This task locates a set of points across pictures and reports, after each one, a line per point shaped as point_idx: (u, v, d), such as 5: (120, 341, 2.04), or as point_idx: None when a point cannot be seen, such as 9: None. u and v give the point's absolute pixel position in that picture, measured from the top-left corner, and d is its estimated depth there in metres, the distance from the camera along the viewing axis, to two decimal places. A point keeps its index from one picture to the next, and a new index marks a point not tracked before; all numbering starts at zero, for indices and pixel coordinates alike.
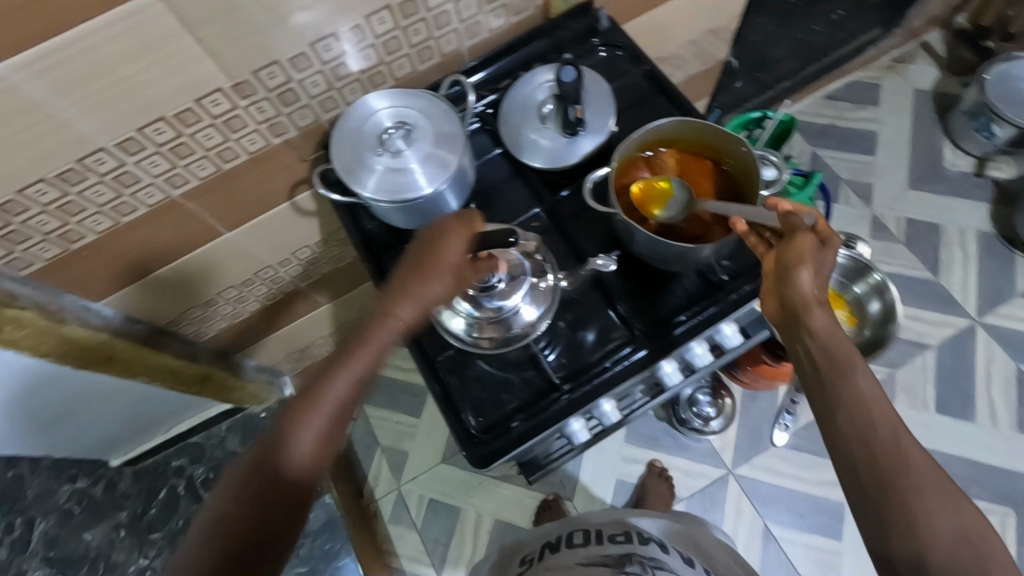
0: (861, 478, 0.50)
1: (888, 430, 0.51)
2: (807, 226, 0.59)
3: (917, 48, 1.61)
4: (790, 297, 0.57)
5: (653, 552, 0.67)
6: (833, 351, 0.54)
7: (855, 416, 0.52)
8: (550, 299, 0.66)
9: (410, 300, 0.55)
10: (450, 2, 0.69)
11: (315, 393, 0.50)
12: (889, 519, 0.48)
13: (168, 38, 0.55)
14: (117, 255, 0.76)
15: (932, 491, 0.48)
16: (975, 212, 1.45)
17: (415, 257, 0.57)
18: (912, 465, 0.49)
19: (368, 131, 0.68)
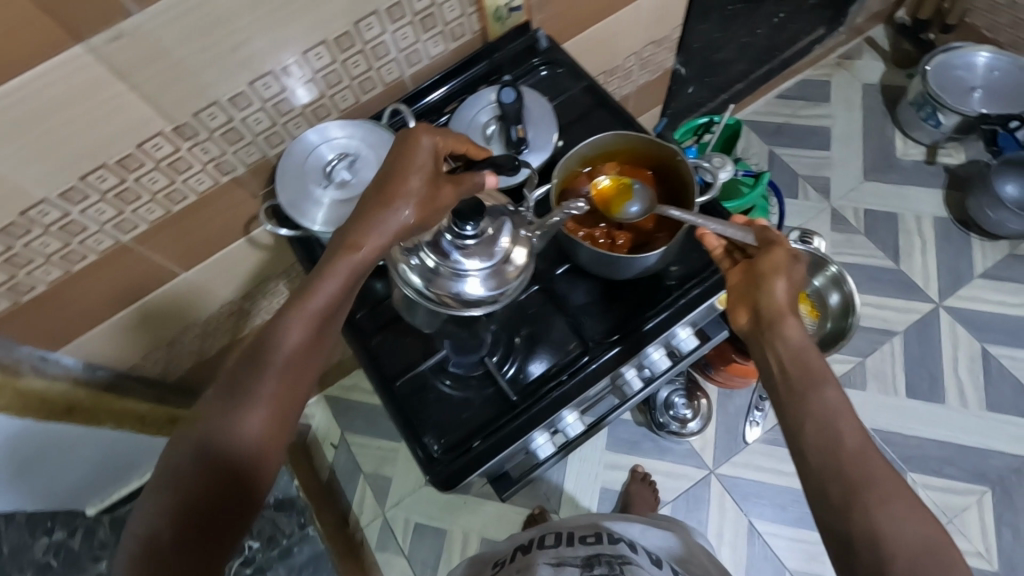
0: (825, 485, 0.46)
1: (854, 439, 0.47)
2: (779, 241, 0.60)
3: (862, 44, 1.66)
4: (765, 306, 0.56)
5: (622, 551, 0.67)
6: (804, 358, 0.52)
7: (818, 422, 0.49)
8: (504, 283, 0.63)
9: (375, 230, 0.56)
10: (386, 33, 0.70)
11: (263, 356, 0.51)
12: (851, 531, 0.44)
13: (100, 85, 0.56)
14: (73, 304, 0.76)
15: (900, 501, 0.44)
16: (929, 198, 1.49)
17: (387, 177, 0.58)
18: (879, 473, 0.45)
19: (311, 164, 0.70)
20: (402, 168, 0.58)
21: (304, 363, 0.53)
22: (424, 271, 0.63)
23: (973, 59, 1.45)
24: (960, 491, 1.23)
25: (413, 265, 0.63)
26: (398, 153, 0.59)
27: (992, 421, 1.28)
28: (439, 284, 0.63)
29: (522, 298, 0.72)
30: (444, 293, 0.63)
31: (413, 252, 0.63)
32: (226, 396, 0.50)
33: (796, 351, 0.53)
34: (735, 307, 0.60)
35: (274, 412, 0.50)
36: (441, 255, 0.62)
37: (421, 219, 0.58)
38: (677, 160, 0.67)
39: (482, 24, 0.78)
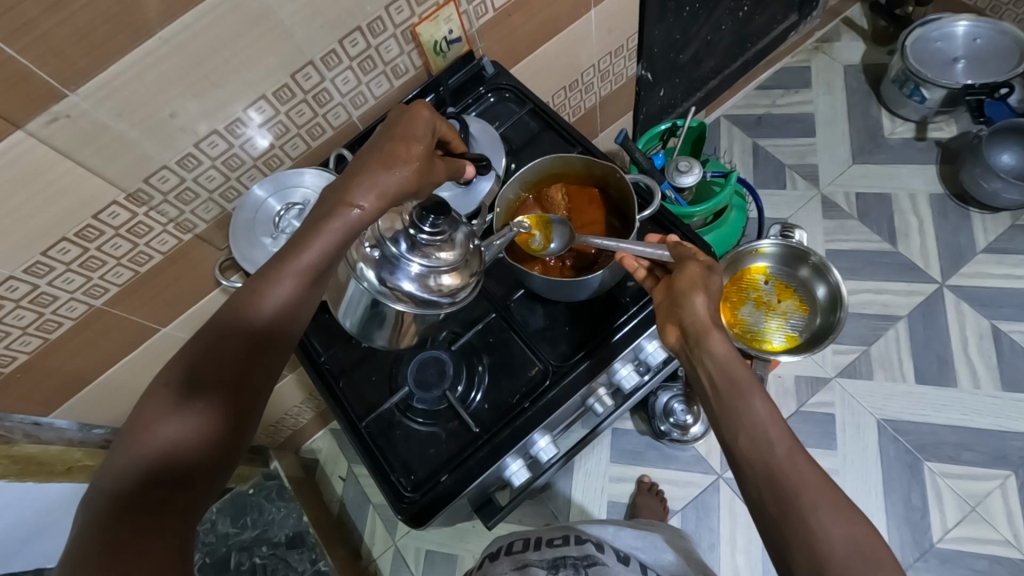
0: (763, 498, 0.47)
1: (784, 447, 0.48)
2: (693, 254, 0.61)
3: (840, 26, 1.63)
4: (688, 323, 0.57)
5: (588, 550, 0.67)
6: (730, 371, 0.54)
7: (748, 434, 0.50)
8: (436, 294, 0.56)
9: (372, 190, 0.52)
10: (325, 80, 0.72)
11: (249, 311, 0.51)
12: (788, 539, 0.44)
13: (47, 165, 0.58)
14: (56, 370, 0.78)
15: (829, 500, 0.45)
16: (923, 175, 1.45)
17: (388, 143, 0.55)
18: (807, 478, 0.46)
19: (263, 217, 0.75)
20: (406, 136, 0.57)
21: (289, 323, 0.52)
22: (373, 261, 0.55)
23: (952, 30, 1.41)
24: (980, 476, 1.18)
25: (367, 255, 0.55)
26: (396, 125, 0.57)
27: (1007, 400, 1.23)
28: (388, 278, 0.55)
29: (481, 327, 0.73)
30: (392, 289, 0.56)
31: (372, 245, 0.55)
32: (209, 350, 0.49)
33: (723, 363, 0.54)
34: (663, 325, 0.60)
35: (257, 370, 0.50)
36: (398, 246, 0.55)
37: (419, 186, 0.56)
38: (616, 176, 0.68)
39: (423, 59, 0.79)
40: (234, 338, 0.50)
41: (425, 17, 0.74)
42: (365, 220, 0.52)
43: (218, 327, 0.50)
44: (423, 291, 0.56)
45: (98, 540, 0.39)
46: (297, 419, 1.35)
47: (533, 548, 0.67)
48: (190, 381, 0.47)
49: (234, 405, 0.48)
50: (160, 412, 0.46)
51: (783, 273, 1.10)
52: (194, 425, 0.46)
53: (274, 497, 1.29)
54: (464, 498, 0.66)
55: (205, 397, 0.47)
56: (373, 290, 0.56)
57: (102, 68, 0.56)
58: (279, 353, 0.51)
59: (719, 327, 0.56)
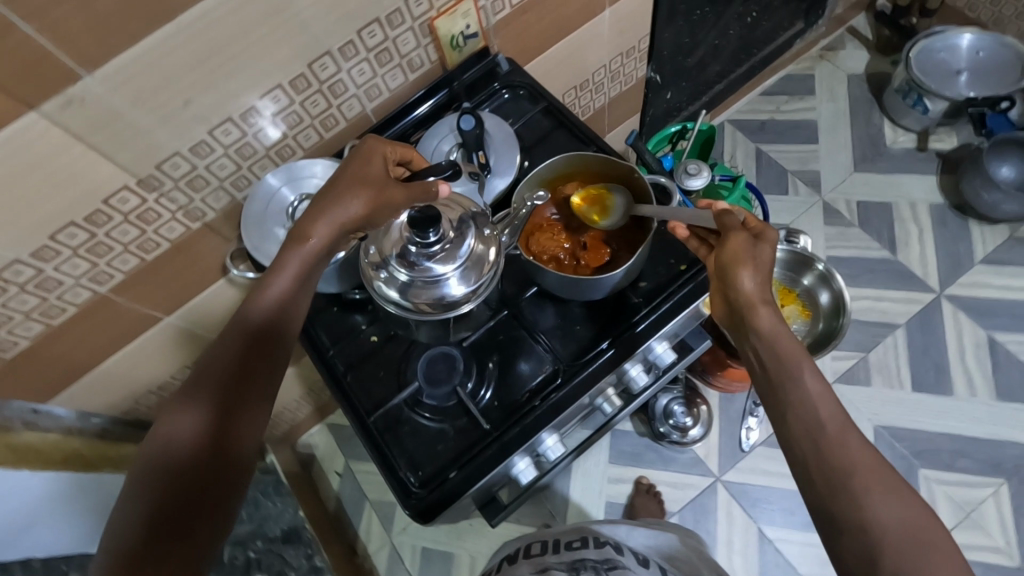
0: (814, 474, 0.52)
1: (832, 429, 0.52)
2: (739, 223, 0.61)
3: (844, 34, 1.65)
4: (735, 298, 0.58)
5: (607, 554, 0.66)
6: (777, 349, 0.56)
7: (800, 412, 0.53)
8: (472, 286, 0.64)
9: (324, 222, 0.61)
10: (341, 71, 0.72)
11: (235, 340, 0.56)
12: (839, 514, 0.49)
13: (60, 148, 0.57)
14: (57, 356, 0.77)
15: (876, 481, 0.49)
16: (924, 185, 1.46)
17: (346, 174, 0.62)
18: (858, 459, 0.51)
19: (275, 207, 0.74)
20: (363, 164, 0.63)
21: (275, 343, 0.58)
22: (399, 285, 0.64)
23: (956, 42, 1.43)
24: (974, 484, 1.20)
25: (386, 280, 0.64)
26: (354, 155, 0.63)
27: (1003, 409, 1.25)
28: (417, 293, 0.64)
29: (491, 324, 0.72)
30: (420, 302, 0.64)
31: (381, 266, 0.64)
32: (204, 381, 0.54)
33: (770, 342, 0.56)
34: (713, 301, 0.63)
35: (252, 388, 0.55)
36: (410, 267, 0.63)
37: (369, 215, 0.62)
38: (632, 176, 0.68)
39: (439, 53, 0.79)
40: (224, 365, 0.55)
41: (443, 11, 0.73)
42: (319, 248, 0.60)
43: (209, 358, 0.55)
44: (457, 291, 0.63)
45: (131, 564, 0.44)
46: (295, 413, 1.34)
47: (552, 553, 0.68)
48: (192, 410, 0.52)
49: (236, 422, 0.53)
50: (167, 442, 0.50)
51: (787, 278, 1.10)
52: (202, 448, 0.51)
53: (272, 493, 1.27)
54: (471, 495, 0.66)
55: (208, 421, 0.52)
56: (403, 307, 0.65)
57: (121, 50, 0.55)
58: (272, 369, 0.57)
59: (770, 305, 0.57)
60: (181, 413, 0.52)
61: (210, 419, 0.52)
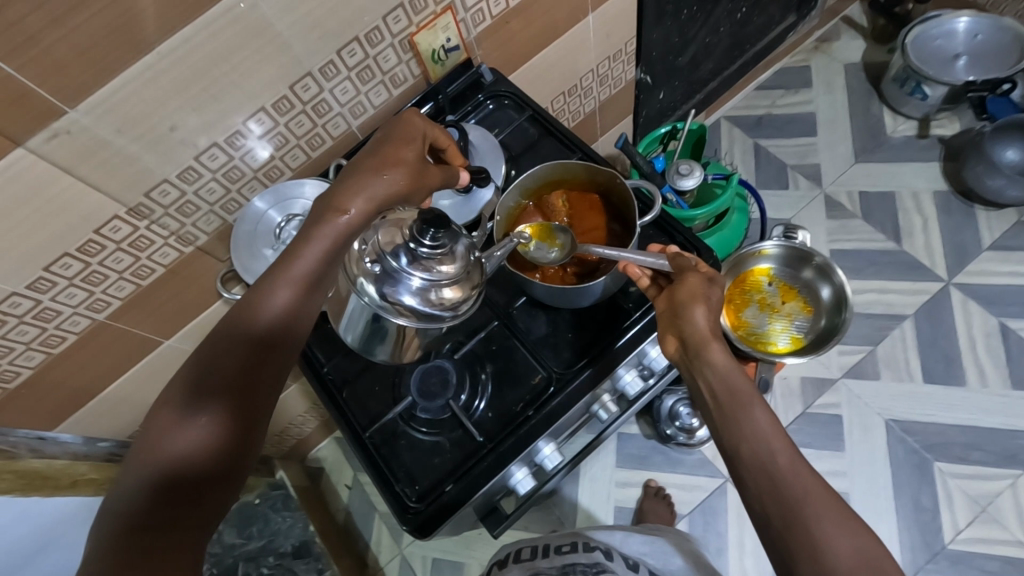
0: (768, 512, 0.47)
1: (784, 459, 0.49)
2: (693, 265, 0.61)
3: (839, 25, 1.63)
4: (688, 334, 0.57)
5: (596, 558, 0.65)
6: (731, 383, 0.54)
7: (750, 445, 0.50)
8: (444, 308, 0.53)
9: (362, 197, 0.57)
10: (324, 91, 0.72)
11: (248, 322, 0.51)
12: (795, 553, 0.44)
13: (47, 182, 0.59)
14: (61, 384, 0.78)
15: (833, 514, 0.45)
16: (927, 174, 1.44)
17: (384, 152, 0.60)
18: (811, 491, 0.47)
19: (264, 228, 0.75)
20: (394, 147, 0.61)
21: (290, 330, 0.52)
22: (378, 278, 0.52)
23: (952, 27, 1.41)
24: (991, 476, 1.17)
25: (368, 272, 0.52)
26: (386, 139, 0.61)
27: (1017, 398, 1.22)
28: (388, 292, 0.52)
29: (484, 334, 0.72)
30: (393, 304, 0.52)
31: (373, 259, 0.52)
32: (209, 365, 0.48)
33: (723, 374, 0.54)
34: (663, 336, 0.60)
35: (259, 378, 0.49)
36: (400, 262, 0.52)
37: (409, 190, 0.59)
38: (616, 181, 0.68)
39: (422, 68, 0.79)
40: (235, 349, 0.49)
41: (423, 26, 0.74)
42: (353, 224, 0.56)
43: (218, 340, 0.50)
44: (415, 305, 0.52)
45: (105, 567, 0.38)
46: (302, 428, 1.35)
47: (540, 559, 0.67)
48: (193, 400, 0.47)
49: (239, 423, 0.48)
50: (165, 429, 0.46)
51: (787, 275, 1.09)
52: (196, 449, 0.45)
53: (280, 508, 1.29)
54: (468, 508, 0.66)
55: (209, 414, 0.47)
56: (370, 302, 0.53)
57: (102, 82, 0.56)
58: (283, 363, 0.51)
59: (718, 339, 0.56)
60: (184, 398, 0.47)
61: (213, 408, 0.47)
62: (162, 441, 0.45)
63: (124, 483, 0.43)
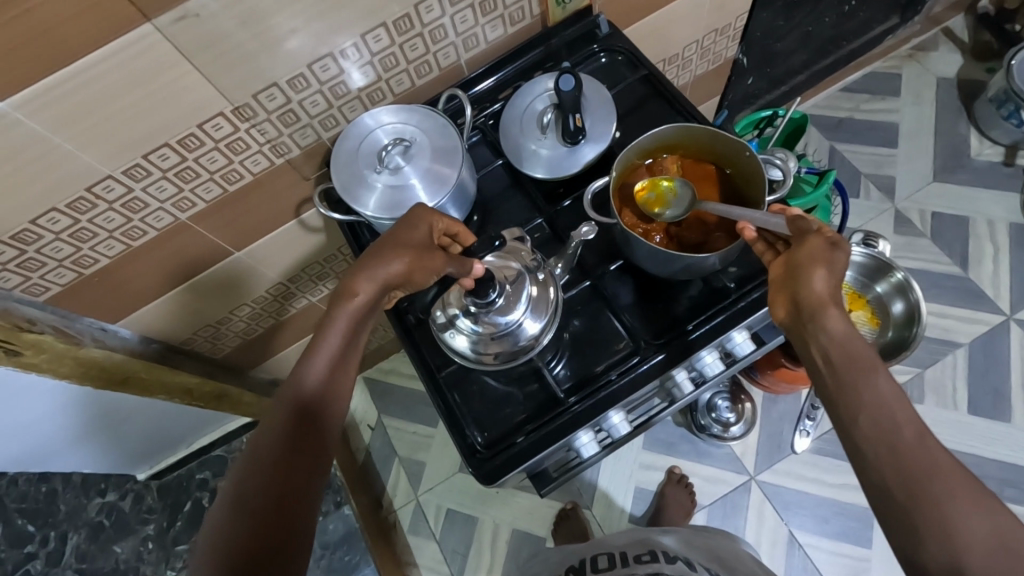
0: (890, 487, 0.47)
1: (910, 431, 0.48)
2: (816, 228, 0.58)
3: (939, 35, 1.55)
4: (804, 298, 0.56)
5: (679, 569, 0.68)
6: (850, 348, 0.53)
7: (873, 414, 0.50)
8: (551, 311, 0.64)
9: (367, 278, 0.59)
10: (445, 16, 0.69)
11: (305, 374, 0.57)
12: (921, 528, 0.45)
13: (166, 66, 0.56)
14: (133, 279, 0.78)
15: (963, 490, 0.46)
16: (1006, 204, 1.39)
17: (395, 235, 0.60)
18: (943, 465, 0.47)
19: (367, 148, 0.69)
20: (405, 230, 0.61)
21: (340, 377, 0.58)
22: (468, 338, 0.64)
23: None
24: (1021, 515, 1.16)
25: (455, 335, 0.65)
26: (410, 216, 0.62)
27: None
28: (477, 346, 0.64)
29: (571, 295, 0.71)
30: (484, 352, 0.64)
31: (449, 326, 0.65)
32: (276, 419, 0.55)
33: (841, 341, 0.53)
34: (774, 299, 0.59)
35: (317, 422, 0.56)
36: (476, 319, 0.63)
37: (410, 273, 0.60)
38: (746, 156, 0.64)
39: (542, 8, 0.75)
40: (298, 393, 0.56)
41: None
42: (364, 304, 0.59)
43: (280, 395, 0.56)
44: (539, 330, 0.63)
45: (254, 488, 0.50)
46: None
47: (621, 565, 0.71)
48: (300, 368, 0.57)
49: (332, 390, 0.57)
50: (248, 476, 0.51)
51: (859, 283, 1.07)
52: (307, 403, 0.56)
53: None
54: (536, 463, 0.65)
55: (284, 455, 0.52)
56: (469, 358, 0.65)
57: None
58: (334, 407, 0.57)
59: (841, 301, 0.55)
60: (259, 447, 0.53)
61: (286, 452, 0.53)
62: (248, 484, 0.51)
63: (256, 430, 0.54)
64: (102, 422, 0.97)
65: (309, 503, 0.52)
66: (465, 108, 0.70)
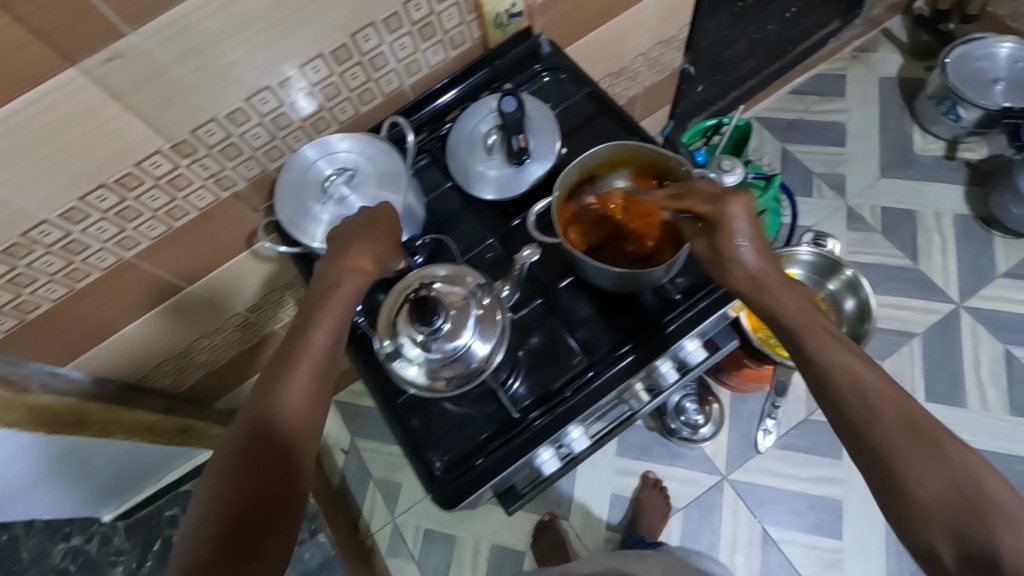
0: (854, 447, 0.53)
1: (854, 396, 0.53)
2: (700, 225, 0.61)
3: (879, 36, 1.61)
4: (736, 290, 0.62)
5: None
6: (799, 320, 0.58)
7: (827, 385, 0.55)
8: (499, 330, 0.64)
9: (344, 276, 0.62)
10: (384, 44, 0.69)
11: (278, 392, 0.56)
12: (883, 482, 0.51)
13: (96, 108, 0.56)
14: (81, 321, 0.76)
15: (908, 445, 0.50)
16: (951, 196, 1.44)
17: (376, 224, 0.65)
18: (888, 426, 0.51)
19: (311, 180, 0.69)
20: (384, 222, 0.65)
21: (315, 396, 0.58)
22: (418, 366, 0.63)
23: (994, 50, 1.40)
24: None
25: (406, 365, 0.63)
26: (380, 210, 0.66)
27: (1016, 426, 1.24)
28: (429, 375, 0.63)
29: (525, 314, 0.71)
30: (437, 380, 0.63)
31: (397, 356, 0.63)
32: (247, 438, 0.54)
33: (791, 315, 0.59)
34: None
35: (301, 430, 0.56)
36: (423, 347, 0.62)
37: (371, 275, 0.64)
38: (680, 169, 0.66)
39: (482, 31, 0.76)
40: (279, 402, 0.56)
41: None
42: (341, 301, 0.62)
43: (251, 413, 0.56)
44: (488, 351, 0.63)
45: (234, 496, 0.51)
46: None
47: None
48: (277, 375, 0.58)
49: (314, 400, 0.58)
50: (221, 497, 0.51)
51: (813, 282, 1.10)
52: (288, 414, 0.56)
53: None
54: (498, 483, 0.66)
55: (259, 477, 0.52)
56: (422, 388, 0.64)
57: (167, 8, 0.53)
58: (315, 419, 0.58)
59: (772, 284, 0.60)
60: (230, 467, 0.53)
61: (260, 473, 0.53)
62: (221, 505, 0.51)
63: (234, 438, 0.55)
64: (64, 461, 0.94)
65: (291, 508, 0.53)
66: (407, 135, 0.70)
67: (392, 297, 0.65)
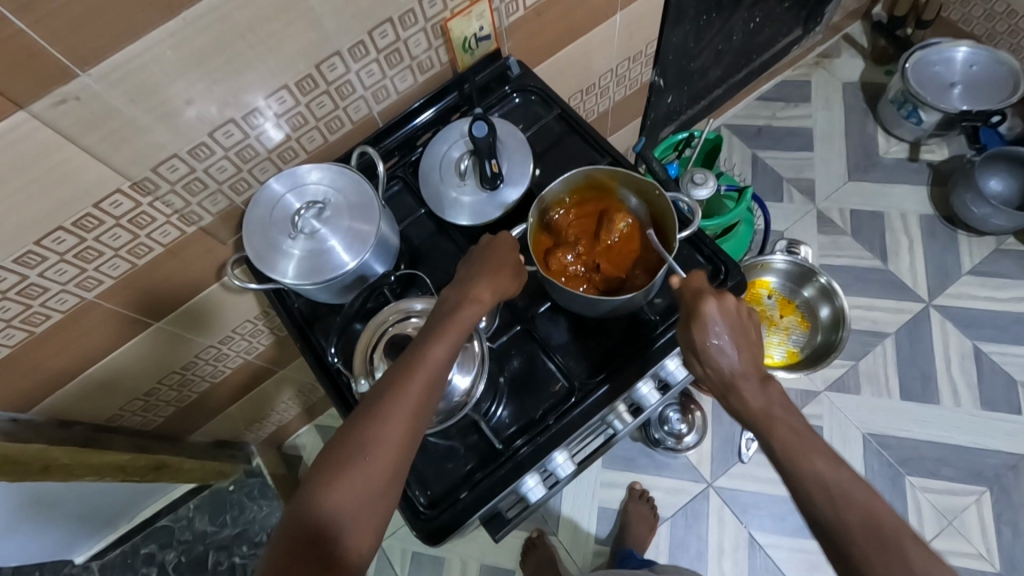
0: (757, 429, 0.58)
1: (829, 504, 0.52)
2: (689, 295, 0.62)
3: (840, 42, 1.65)
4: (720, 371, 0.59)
5: None
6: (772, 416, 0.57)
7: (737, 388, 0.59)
8: (479, 362, 0.63)
9: (440, 347, 0.57)
10: (351, 73, 0.68)
11: (389, 399, 0.54)
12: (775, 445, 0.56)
13: (49, 150, 0.54)
14: (41, 363, 0.73)
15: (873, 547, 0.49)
16: (915, 196, 1.48)
17: (493, 255, 0.64)
18: (855, 525, 0.50)
19: (279, 215, 0.69)
20: (505, 250, 0.65)
21: (422, 414, 0.55)
22: None
23: (951, 55, 1.44)
24: (957, 492, 1.23)
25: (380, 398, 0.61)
26: (489, 244, 0.65)
27: (987, 420, 1.28)
28: None
29: (503, 340, 0.71)
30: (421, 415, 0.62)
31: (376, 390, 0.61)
32: (353, 438, 0.52)
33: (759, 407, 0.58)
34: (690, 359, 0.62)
35: (359, 523, 0.50)
36: None
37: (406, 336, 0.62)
38: (655, 194, 0.67)
39: (450, 55, 0.76)
40: (346, 483, 0.50)
41: (457, 12, 0.71)
42: (427, 377, 0.55)
43: (359, 415, 0.54)
44: (469, 384, 0.62)
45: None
46: (283, 414, 1.34)
47: None
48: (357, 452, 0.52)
49: (383, 491, 0.51)
50: (311, 494, 0.50)
51: (788, 289, 1.18)
52: (352, 497, 0.50)
53: (256, 496, 1.33)
54: (479, 517, 0.65)
55: (351, 483, 0.50)
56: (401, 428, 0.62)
57: (120, 47, 0.51)
58: (376, 512, 0.51)
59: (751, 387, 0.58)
60: (330, 465, 0.51)
61: (352, 480, 0.50)
62: (310, 503, 0.50)
63: (295, 513, 0.49)
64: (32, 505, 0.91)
65: None
66: (377, 164, 0.70)
67: (368, 331, 0.64)
